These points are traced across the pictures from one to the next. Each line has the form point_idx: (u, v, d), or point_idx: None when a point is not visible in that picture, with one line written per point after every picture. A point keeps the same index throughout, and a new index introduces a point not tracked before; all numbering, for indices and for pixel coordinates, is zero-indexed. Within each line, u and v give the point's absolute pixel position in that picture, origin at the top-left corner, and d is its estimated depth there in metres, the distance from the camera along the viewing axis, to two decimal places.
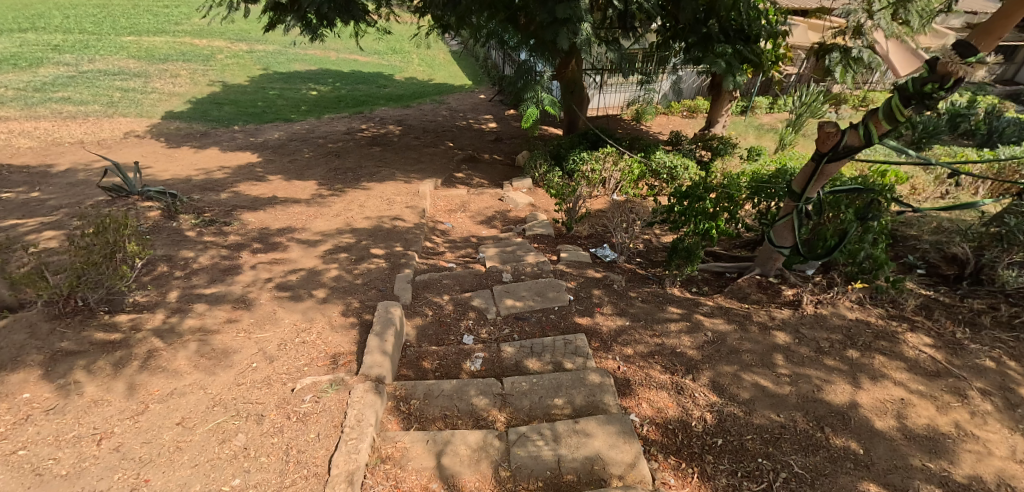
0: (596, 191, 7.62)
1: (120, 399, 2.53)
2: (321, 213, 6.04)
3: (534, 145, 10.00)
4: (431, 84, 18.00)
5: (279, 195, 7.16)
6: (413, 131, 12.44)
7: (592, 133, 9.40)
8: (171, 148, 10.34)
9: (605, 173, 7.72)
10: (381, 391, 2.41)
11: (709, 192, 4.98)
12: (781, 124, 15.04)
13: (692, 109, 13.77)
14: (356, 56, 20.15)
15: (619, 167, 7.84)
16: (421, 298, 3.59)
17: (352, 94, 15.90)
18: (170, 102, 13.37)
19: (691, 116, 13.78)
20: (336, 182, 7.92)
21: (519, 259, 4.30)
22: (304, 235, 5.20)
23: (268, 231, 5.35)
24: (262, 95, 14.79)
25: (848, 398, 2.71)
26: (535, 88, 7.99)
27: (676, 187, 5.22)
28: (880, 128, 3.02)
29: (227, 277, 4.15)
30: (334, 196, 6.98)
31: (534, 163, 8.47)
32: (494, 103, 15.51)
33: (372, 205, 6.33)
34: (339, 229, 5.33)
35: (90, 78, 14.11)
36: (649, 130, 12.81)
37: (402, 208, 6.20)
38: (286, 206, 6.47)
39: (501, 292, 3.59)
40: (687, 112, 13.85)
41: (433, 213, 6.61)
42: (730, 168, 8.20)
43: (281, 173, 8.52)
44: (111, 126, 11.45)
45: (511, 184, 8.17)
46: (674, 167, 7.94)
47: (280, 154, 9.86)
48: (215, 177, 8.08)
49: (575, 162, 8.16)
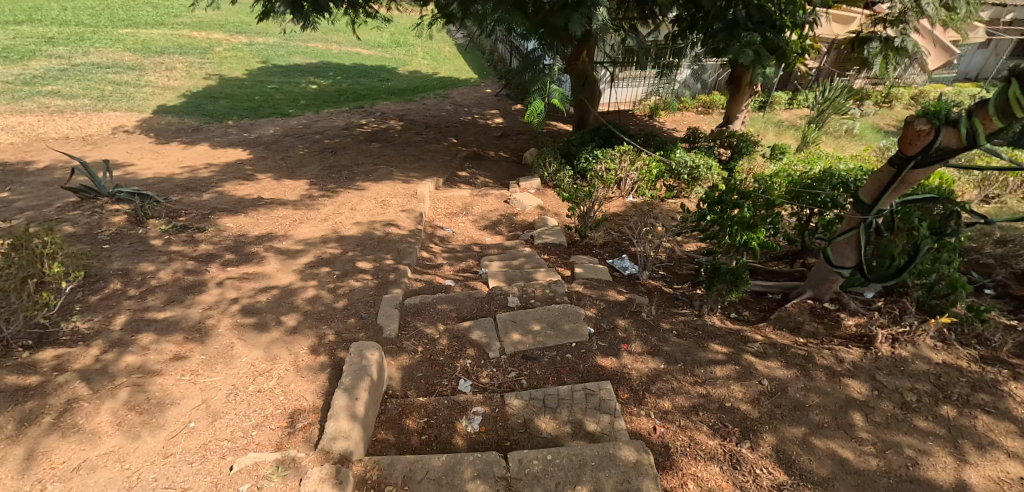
0: (612, 192, 7.02)
1: (12, 477, 1.96)
2: (307, 218, 5.44)
3: (542, 141, 9.37)
4: (435, 78, 17.41)
5: (265, 196, 6.58)
6: (416, 126, 11.85)
7: (605, 130, 8.81)
8: (159, 144, 9.80)
9: (621, 174, 7.08)
10: (344, 479, 1.82)
11: (746, 198, 4.35)
12: (802, 120, 14.33)
13: (707, 105, 13.11)
14: (359, 50, 19.56)
15: (637, 166, 7.20)
16: (408, 329, 2.98)
17: (353, 88, 15.33)
18: (163, 96, 12.83)
19: (707, 112, 13.06)
20: (329, 182, 7.33)
21: (527, 277, 3.67)
22: (285, 245, 4.61)
23: (245, 239, 4.76)
24: (260, 89, 14.22)
25: (954, 478, 2.15)
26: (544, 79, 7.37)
27: (707, 192, 4.60)
28: (988, 126, 2.40)
29: (188, 297, 3.57)
30: (324, 197, 6.39)
31: (543, 161, 7.81)
32: (500, 98, 14.88)
33: (364, 208, 5.72)
34: (325, 238, 4.74)
35: (82, 71, 13.61)
36: (664, 126, 12.17)
37: (397, 212, 5.59)
38: (271, 208, 5.89)
39: (506, 322, 2.97)
40: (702, 108, 13.19)
41: (432, 217, 6.02)
42: (757, 167, 7.53)
43: (272, 171, 7.95)
44: (98, 120, 10.91)
45: (518, 184, 7.55)
46: (696, 166, 7.29)
47: (273, 151, 9.30)
48: (201, 176, 7.52)
49: (588, 161, 7.52)
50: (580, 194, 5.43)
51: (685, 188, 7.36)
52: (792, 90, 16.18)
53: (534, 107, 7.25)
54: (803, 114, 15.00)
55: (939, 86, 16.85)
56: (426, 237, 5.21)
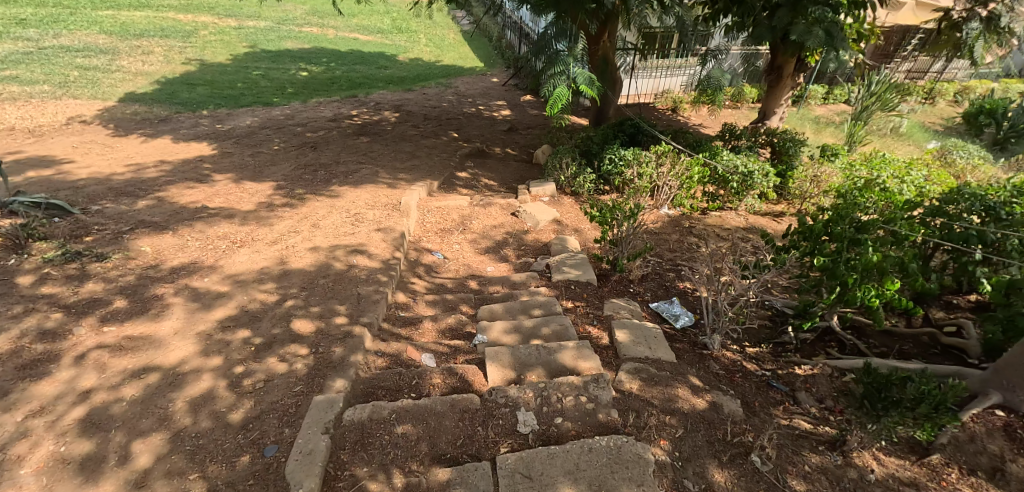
0: (646, 204, 5.66)
1: None
2: (252, 239, 4.13)
3: (556, 136, 8.01)
4: (438, 66, 16.03)
5: (214, 204, 5.28)
6: (413, 118, 10.54)
7: (629, 125, 7.51)
8: (116, 136, 8.53)
9: (658, 180, 5.70)
10: None
11: (871, 237, 2.97)
12: (841, 117, 12.86)
13: (736, 97, 11.54)
14: (357, 36, 18.17)
15: (676, 172, 5.71)
16: (340, 485, 1.74)
17: (347, 75, 13.99)
18: (134, 83, 11.54)
19: (736, 106, 11.50)
20: (299, 185, 6.02)
21: (548, 364, 2.32)
22: (205, 283, 3.33)
23: (154, 274, 3.47)
24: (244, 76, 12.90)
25: None
26: (569, 58, 5.91)
27: (807, 226, 3.23)
28: None
29: (17, 386, 2.31)
30: (286, 207, 5.10)
31: (558, 162, 6.41)
32: (508, 88, 13.48)
33: (329, 226, 4.38)
34: (264, 273, 3.42)
35: (48, 55, 12.34)
36: (690, 122, 10.78)
37: (371, 229, 4.24)
38: (212, 222, 4.61)
39: (515, 478, 1.72)
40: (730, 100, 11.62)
41: (420, 234, 4.69)
42: (818, 171, 6.09)
43: (234, 170, 6.67)
44: (54, 109, 9.64)
45: (528, 190, 6.14)
46: (747, 168, 5.88)
47: (244, 145, 8.02)
48: (146, 176, 6.26)
49: (614, 162, 6.15)
50: (617, 212, 4.08)
51: (731, 198, 6.04)
52: (828, 83, 14.67)
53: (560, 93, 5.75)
54: (841, 110, 13.57)
55: (986, 80, 15.25)
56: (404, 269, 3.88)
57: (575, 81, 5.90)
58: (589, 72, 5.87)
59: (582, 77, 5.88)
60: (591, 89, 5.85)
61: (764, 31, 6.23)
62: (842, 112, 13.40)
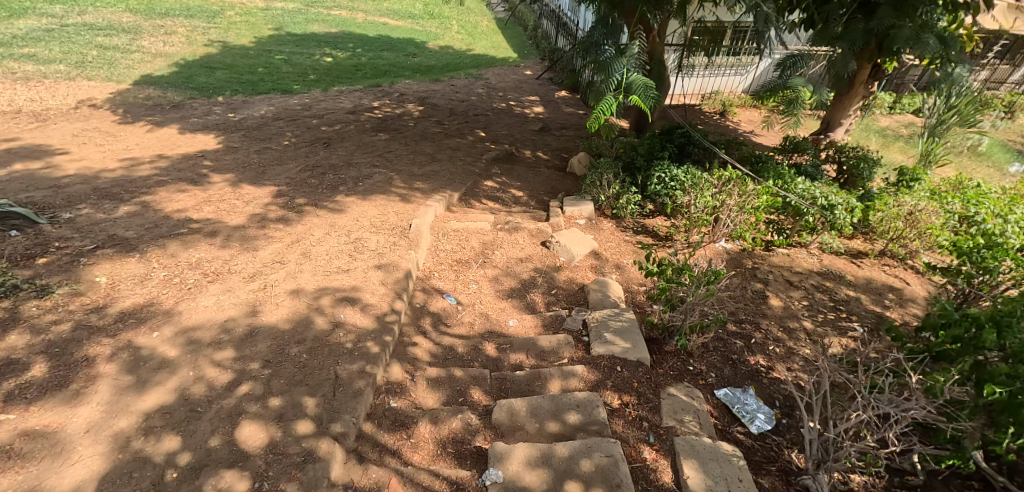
0: (701, 240, 4.77)
1: None
2: (226, 271, 3.44)
3: (594, 141, 7.07)
4: (468, 55, 15.17)
5: (202, 215, 4.62)
6: (438, 112, 9.77)
7: (679, 134, 6.55)
8: (123, 123, 8.03)
9: (721, 211, 4.74)
10: None
11: None
12: (910, 131, 11.55)
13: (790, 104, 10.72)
14: (386, 20, 17.41)
15: (746, 202, 4.72)
16: None
17: (372, 63, 13.28)
18: (152, 64, 11.07)
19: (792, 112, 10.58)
20: (301, 191, 5.33)
21: None
22: (152, 341, 2.67)
23: (98, 320, 2.84)
24: (265, 60, 12.30)
25: None
26: (620, 60, 5.03)
27: (961, 324, 2.35)
28: None
29: None
30: (280, 223, 4.41)
31: (599, 178, 5.48)
32: (541, 82, 12.55)
33: (321, 255, 3.62)
34: (225, 329, 2.72)
35: (70, 32, 11.97)
36: (741, 130, 9.74)
37: (370, 263, 3.46)
38: (191, 240, 3.95)
39: None
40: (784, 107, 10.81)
41: (432, 267, 3.89)
42: (915, 205, 5.02)
43: (235, 169, 6.04)
44: (66, 91, 9.21)
45: (561, 210, 5.27)
46: (828, 198, 4.84)
47: (253, 139, 7.40)
48: (139, 173, 5.69)
49: (665, 184, 5.24)
50: (683, 274, 3.20)
51: (803, 232, 5.05)
52: (896, 90, 13.23)
53: (607, 103, 4.89)
54: (910, 122, 12.21)
55: None
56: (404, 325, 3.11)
57: (626, 87, 5.02)
58: (641, 77, 4.98)
59: (633, 82, 4.99)
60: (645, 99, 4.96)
61: (859, 34, 5.04)
62: (910, 124, 12.03)
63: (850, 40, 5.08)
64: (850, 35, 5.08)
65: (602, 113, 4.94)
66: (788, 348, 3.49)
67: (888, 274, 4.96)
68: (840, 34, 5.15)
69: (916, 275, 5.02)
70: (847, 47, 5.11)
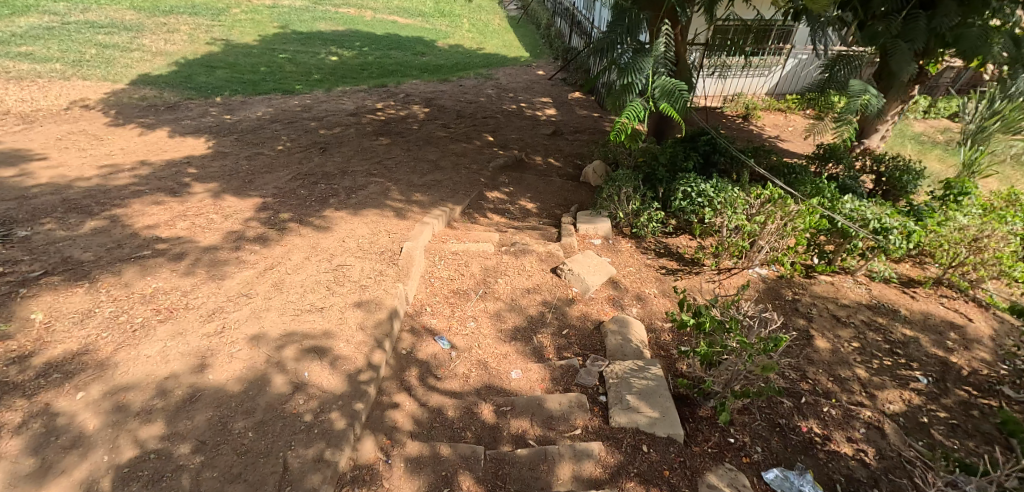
0: (734, 268, 4.23)
1: None
2: (182, 307, 2.96)
3: (610, 148, 6.50)
4: (479, 54, 14.66)
5: (174, 233, 4.16)
6: (445, 114, 9.28)
7: (704, 141, 5.98)
8: (112, 125, 7.64)
9: (760, 235, 4.16)
10: None
11: None
12: (946, 137, 10.82)
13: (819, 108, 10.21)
14: (395, 18, 16.98)
15: (788, 224, 4.13)
16: None
17: (379, 62, 12.83)
18: (151, 63, 10.73)
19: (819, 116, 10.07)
20: (288, 204, 4.85)
21: None
22: (72, 405, 2.20)
23: (16, 375, 2.38)
24: (269, 59, 11.90)
25: None
26: (645, 59, 4.46)
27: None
28: None
29: None
30: (257, 243, 3.93)
31: (617, 191, 4.90)
32: (554, 83, 12.00)
33: (295, 287, 3.13)
34: (162, 392, 2.24)
35: (70, 31, 11.68)
36: (766, 136, 9.13)
37: (348, 299, 2.95)
38: (151, 265, 3.48)
39: None
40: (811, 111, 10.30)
41: (425, 299, 3.35)
42: (978, 230, 4.43)
43: (221, 177, 5.59)
44: (59, 91, 8.86)
45: (574, 228, 4.73)
46: (880, 220, 4.24)
47: (247, 143, 6.96)
48: (116, 182, 5.26)
49: (691, 200, 4.66)
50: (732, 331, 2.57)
51: (847, 256, 4.46)
52: (931, 93, 12.46)
53: (633, 111, 4.38)
54: (946, 127, 11.46)
55: None
56: (385, 380, 2.61)
57: (652, 92, 4.50)
58: (669, 81, 4.45)
59: (659, 87, 4.46)
60: (673, 106, 4.43)
61: (921, 31, 4.50)
62: (946, 130, 11.27)
63: (911, 39, 4.54)
64: (911, 31, 4.53)
65: (628, 121, 4.44)
66: (847, 409, 2.92)
67: (947, 309, 4.33)
68: (898, 32, 4.59)
69: (979, 310, 4.39)
70: (908, 46, 4.55)
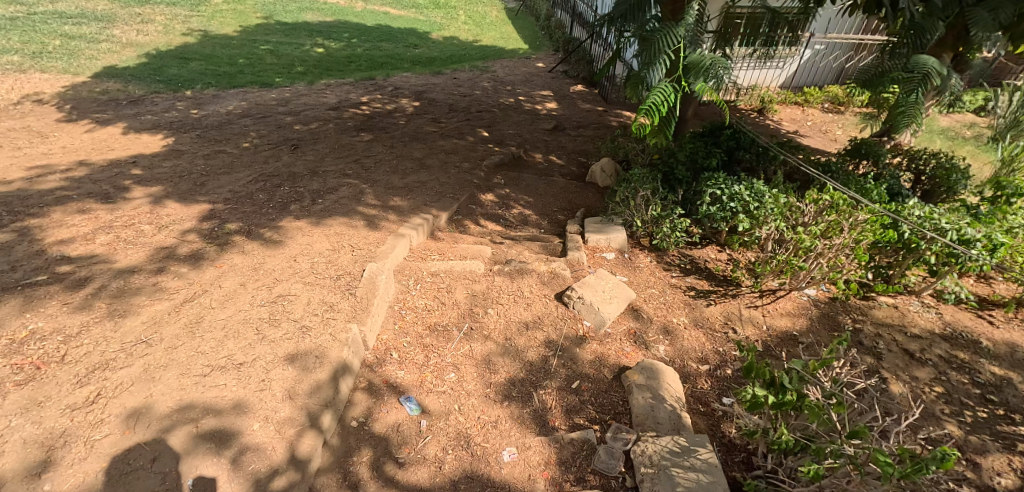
0: (783, 290, 3.45)
1: None
2: (54, 359, 2.19)
3: (620, 144, 5.70)
4: (475, 46, 13.87)
5: (89, 249, 3.37)
6: (436, 108, 8.49)
7: (728, 136, 5.19)
8: (63, 121, 6.86)
9: (818, 251, 3.32)
10: None
11: None
12: (976, 132, 10.01)
13: (838, 100, 9.42)
14: (388, 9, 16.15)
15: (856, 236, 3.30)
16: None
17: (368, 53, 12.03)
18: (120, 55, 9.91)
19: (838, 111, 9.30)
20: (239, 211, 4.07)
21: None
22: None
23: None
24: (248, 51, 11.08)
25: None
26: (673, 30, 3.56)
27: None
28: None
29: None
30: (187, 263, 3.14)
31: (633, 194, 4.10)
32: (554, 75, 11.21)
33: (212, 331, 2.32)
34: None
35: (35, 20, 10.87)
36: (786, 132, 8.33)
37: (278, 351, 2.16)
38: (37, 296, 2.70)
39: None
40: (830, 104, 9.51)
41: (388, 340, 2.56)
42: None
43: (169, 178, 4.82)
44: (11, 84, 8.06)
45: (582, 238, 3.95)
46: (959, 229, 3.49)
47: (209, 139, 6.18)
48: (42, 186, 4.49)
49: (721, 205, 3.86)
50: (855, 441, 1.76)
51: (911, 268, 3.65)
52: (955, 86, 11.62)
53: (658, 97, 3.58)
54: (974, 121, 10.65)
55: None
56: (319, 475, 1.89)
57: (684, 70, 3.64)
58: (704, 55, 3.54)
59: (692, 63, 3.58)
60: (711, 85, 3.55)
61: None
62: (974, 124, 10.46)
63: (994, 6, 3.42)
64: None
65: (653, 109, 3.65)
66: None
67: None
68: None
69: None
70: (989, 16, 3.42)
